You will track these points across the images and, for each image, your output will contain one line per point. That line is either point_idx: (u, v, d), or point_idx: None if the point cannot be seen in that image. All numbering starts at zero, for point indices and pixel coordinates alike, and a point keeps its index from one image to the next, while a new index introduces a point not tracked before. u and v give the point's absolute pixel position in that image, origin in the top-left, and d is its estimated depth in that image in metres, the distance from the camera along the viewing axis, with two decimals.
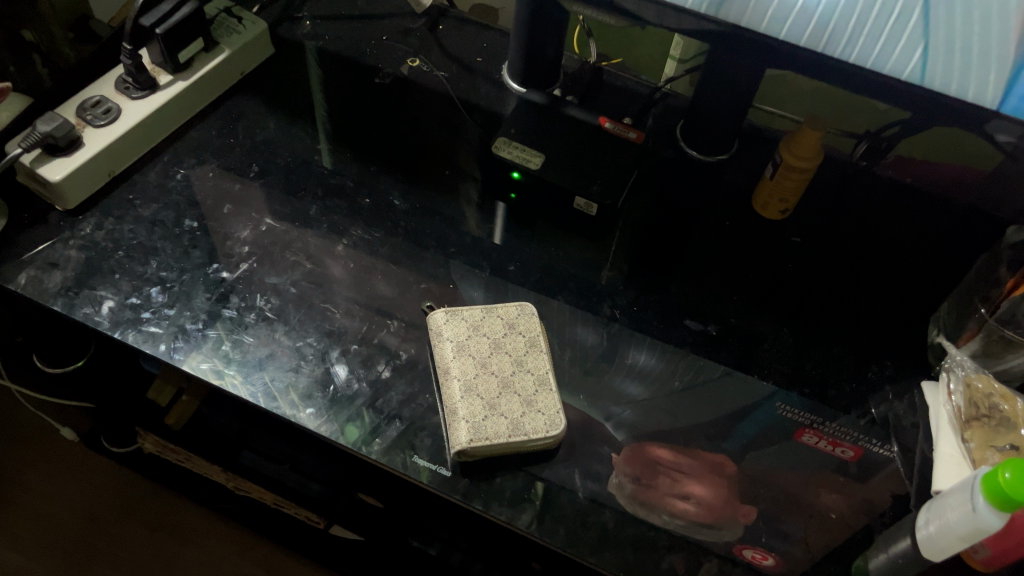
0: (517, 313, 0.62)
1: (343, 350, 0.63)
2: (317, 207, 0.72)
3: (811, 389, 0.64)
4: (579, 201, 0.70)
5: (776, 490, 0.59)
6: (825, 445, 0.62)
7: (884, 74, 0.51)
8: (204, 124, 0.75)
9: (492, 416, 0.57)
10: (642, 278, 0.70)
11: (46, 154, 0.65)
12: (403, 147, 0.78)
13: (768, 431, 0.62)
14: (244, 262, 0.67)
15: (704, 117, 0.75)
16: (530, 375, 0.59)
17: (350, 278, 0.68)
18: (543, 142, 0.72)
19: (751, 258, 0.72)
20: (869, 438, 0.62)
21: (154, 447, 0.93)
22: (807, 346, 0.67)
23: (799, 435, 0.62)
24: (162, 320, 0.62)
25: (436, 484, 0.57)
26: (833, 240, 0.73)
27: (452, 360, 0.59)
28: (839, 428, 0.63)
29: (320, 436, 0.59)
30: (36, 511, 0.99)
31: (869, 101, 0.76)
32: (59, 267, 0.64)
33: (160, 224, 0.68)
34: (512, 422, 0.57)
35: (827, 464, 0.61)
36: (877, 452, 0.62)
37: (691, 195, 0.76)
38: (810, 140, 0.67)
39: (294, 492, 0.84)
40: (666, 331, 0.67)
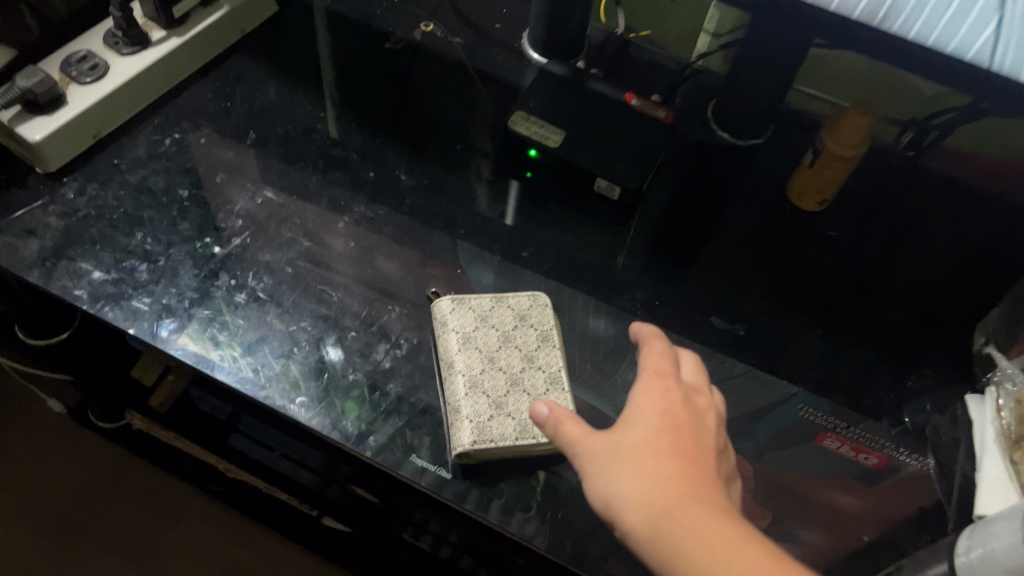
0: (529, 303, 0.57)
1: (340, 336, 0.58)
2: (318, 179, 0.67)
3: (847, 397, 0.59)
4: (600, 183, 0.64)
5: (805, 506, 0.54)
6: (848, 452, 0.57)
7: (948, 54, 0.46)
8: (199, 86, 0.70)
9: (497, 416, 0.52)
10: (663, 270, 0.65)
11: (26, 111, 0.60)
12: (412, 119, 0.73)
13: (794, 442, 0.57)
14: (237, 237, 0.62)
15: (739, 95, 0.69)
16: (541, 373, 0.54)
17: (350, 259, 0.63)
18: (564, 117, 0.66)
19: (783, 251, 0.66)
20: (896, 447, 0.57)
21: (142, 423, 0.89)
22: (842, 351, 0.61)
23: (821, 439, 0.58)
24: (146, 296, 0.58)
25: (434, 487, 0.53)
26: (873, 234, 0.68)
27: (456, 353, 0.54)
28: (866, 434, 0.58)
29: (310, 429, 0.54)
30: (20, 485, 0.96)
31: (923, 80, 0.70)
32: (37, 235, 0.59)
33: (147, 191, 0.63)
34: (519, 423, 0.52)
35: (849, 474, 0.56)
36: (908, 463, 0.56)
37: (719, 180, 0.71)
38: (857, 128, 0.61)
39: (284, 479, 0.80)
40: (690, 328, 0.61)
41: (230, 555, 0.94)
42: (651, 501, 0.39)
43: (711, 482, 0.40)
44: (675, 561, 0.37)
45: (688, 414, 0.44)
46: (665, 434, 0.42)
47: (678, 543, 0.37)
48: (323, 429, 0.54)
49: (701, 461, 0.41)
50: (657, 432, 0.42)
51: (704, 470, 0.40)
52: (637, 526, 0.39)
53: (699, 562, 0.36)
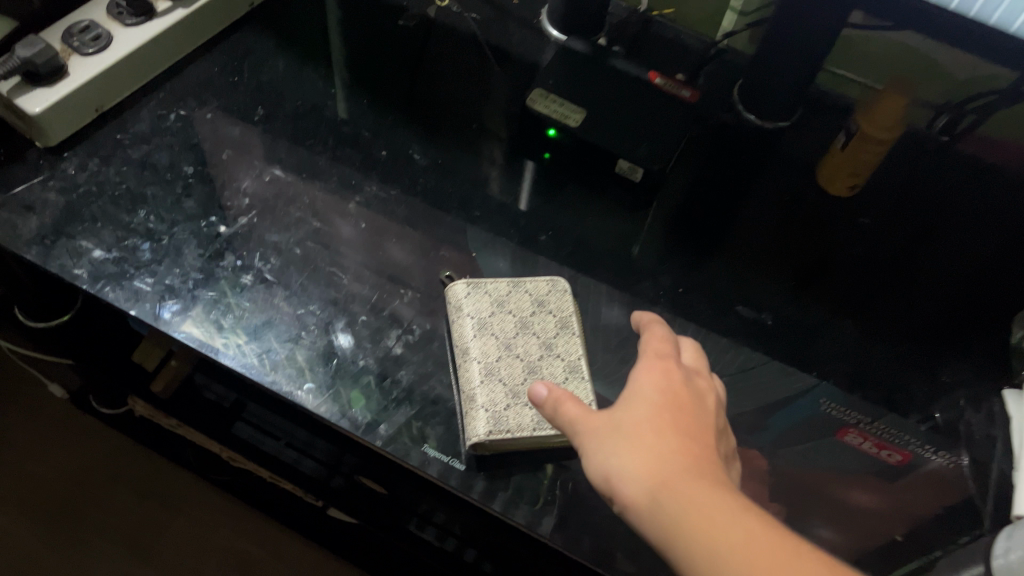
0: (548, 289, 0.55)
1: (350, 320, 0.56)
2: (328, 158, 0.64)
3: (879, 390, 0.56)
4: (623, 164, 0.62)
5: (827, 502, 0.51)
6: (870, 447, 0.54)
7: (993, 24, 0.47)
8: (206, 59, 0.68)
9: (515, 406, 0.49)
10: (687, 256, 0.62)
11: (25, 82, 0.57)
12: (426, 97, 0.70)
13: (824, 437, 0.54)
14: (244, 216, 0.59)
15: (768, 75, 0.66)
16: (560, 362, 0.52)
17: (361, 240, 0.60)
18: (586, 94, 0.64)
19: (811, 238, 0.64)
20: (922, 444, 0.54)
21: (145, 410, 0.87)
22: (874, 342, 0.59)
23: (843, 434, 0.55)
24: (148, 276, 0.55)
25: (447, 480, 0.50)
26: (905, 222, 0.65)
27: (472, 339, 0.52)
28: (891, 431, 0.55)
29: (318, 417, 0.52)
30: (19, 470, 0.94)
31: (965, 55, 0.68)
32: (36, 211, 0.57)
33: (150, 168, 0.61)
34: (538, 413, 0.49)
35: (870, 471, 0.53)
36: (934, 461, 0.54)
37: (745, 164, 0.68)
38: (890, 107, 0.60)
39: (288, 468, 0.78)
40: (715, 316, 0.59)
41: (232, 545, 0.92)
42: (651, 477, 0.38)
43: (712, 461, 0.39)
44: (675, 535, 0.36)
45: (689, 393, 0.43)
46: (666, 412, 0.41)
47: (679, 518, 0.36)
48: (331, 417, 0.51)
49: (701, 440, 0.40)
50: (658, 409, 0.41)
51: (704, 449, 0.39)
52: (637, 501, 0.38)
53: (699, 537, 0.35)
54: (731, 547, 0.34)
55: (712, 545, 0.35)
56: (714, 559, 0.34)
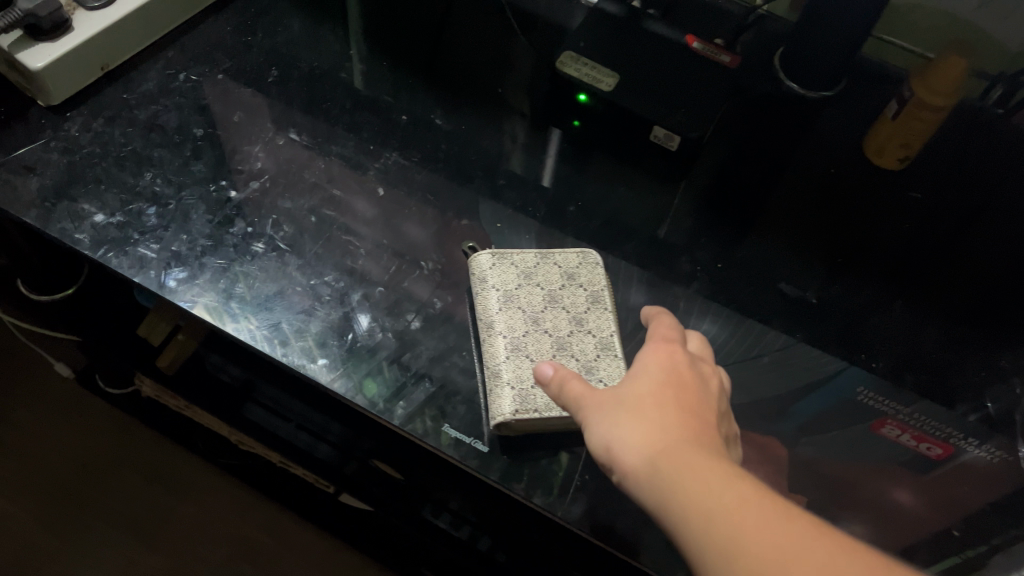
0: (578, 261, 0.51)
1: (367, 293, 0.52)
2: (344, 123, 0.61)
3: (934, 374, 0.53)
4: (657, 132, 0.58)
5: (860, 496, 0.47)
6: (909, 441, 0.50)
7: None
8: (217, 20, 0.65)
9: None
10: (725, 230, 0.59)
11: (27, 36, 0.54)
12: (448, 62, 0.67)
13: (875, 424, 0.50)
14: (255, 181, 0.56)
15: (811, 41, 0.63)
16: (591, 338, 0.48)
17: (378, 209, 0.57)
18: (617, 59, 0.60)
19: (854, 215, 0.60)
20: (963, 436, 0.50)
21: (152, 390, 0.84)
22: (927, 323, 0.55)
23: (878, 426, 0.50)
24: (154, 242, 0.52)
25: (470, 462, 0.47)
26: (957, 200, 0.61)
27: (496, 313, 0.48)
28: (928, 421, 0.51)
29: (331, 393, 0.49)
30: (22, 451, 0.91)
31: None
32: (36, 171, 0.53)
33: (157, 129, 0.57)
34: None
35: (906, 464, 0.49)
36: (978, 455, 0.49)
37: (785, 136, 0.64)
38: (952, 71, 0.56)
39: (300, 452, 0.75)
40: (756, 295, 0.55)
41: (241, 532, 0.89)
42: (650, 446, 0.36)
43: (714, 440, 0.37)
44: (669, 499, 0.34)
45: (694, 373, 0.40)
46: (669, 390, 0.39)
47: (674, 483, 0.34)
48: (345, 393, 0.48)
49: (705, 420, 0.38)
50: (661, 386, 0.39)
51: (707, 428, 0.37)
52: (635, 470, 0.36)
53: (692, 499, 0.33)
54: (723, 506, 0.32)
55: (704, 506, 0.32)
56: (707, 519, 0.32)
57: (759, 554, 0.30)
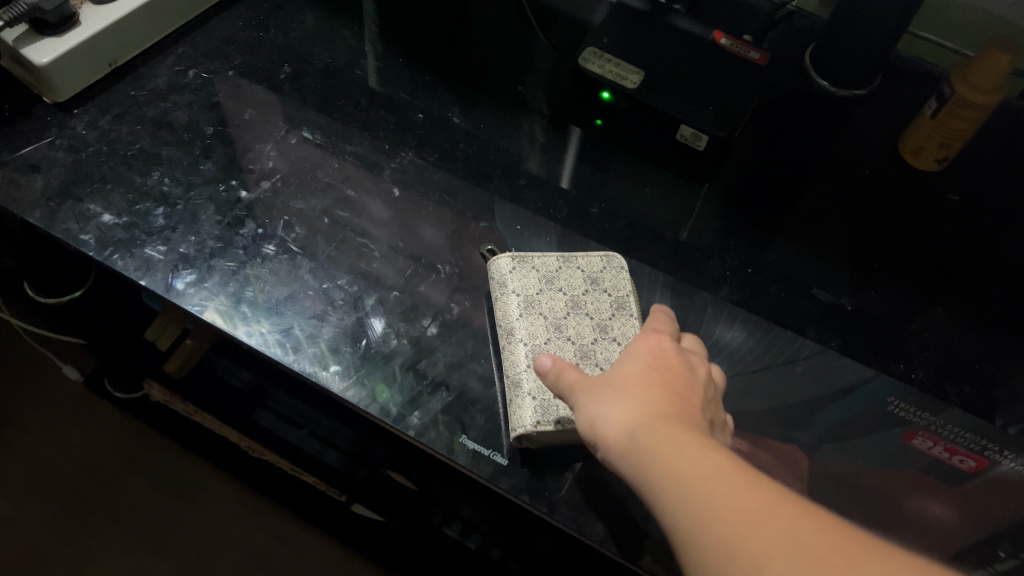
0: (602, 265, 0.49)
1: (382, 297, 0.50)
2: (359, 121, 0.59)
3: (974, 385, 0.50)
4: (684, 131, 0.56)
5: (896, 513, 0.45)
6: (941, 453, 0.47)
7: None
8: (230, 15, 0.63)
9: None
10: (754, 233, 0.56)
11: (33, 30, 0.52)
12: (466, 59, 0.65)
13: (910, 438, 0.48)
14: (266, 180, 0.54)
15: (844, 38, 0.60)
16: (616, 345, 0.46)
17: (393, 210, 0.55)
18: (642, 55, 0.58)
19: (885, 216, 0.57)
20: (997, 449, 0.47)
21: (161, 394, 0.82)
22: (967, 331, 0.52)
23: (909, 438, 0.48)
24: (161, 243, 0.50)
25: (488, 475, 0.45)
26: (995, 202, 0.58)
27: (517, 319, 0.46)
28: (960, 433, 0.48)
29: (344, 402, 0.47)
30: (29, 455, 0.89)
31: None
32: (41, 170, 0.52)
33: (166, 127, 0.56)
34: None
35: (940, 479, 0.46)
36: (1013, 469, 0.47)
37: (815, 135, 0.62)
38: (993, 69, 0.53)
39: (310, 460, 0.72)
40: (787, 302, 0.53)
41: (250, 540, 0.87)
42: (632, 421, 0.35)
43: (698, 419, 0.36)
44: (647, 470, 0.33)
45: (682, 358, 0.39)
46: (654, 371, 0.38)
47: (653, 454, 0.33)
48: (358, 402, 0.46)
49: (690, 401, 0.37)
50: (646, 369, 0.38)
51: (691, 408, 0.36)
52: (618, 446, 0.35)
53: (668, 467, 0.32)
54: (698, 472, 0.31)
55: (679, 473, 0.32)
56: (682, 486, 0.31)
57: (730, 517, 0.29)
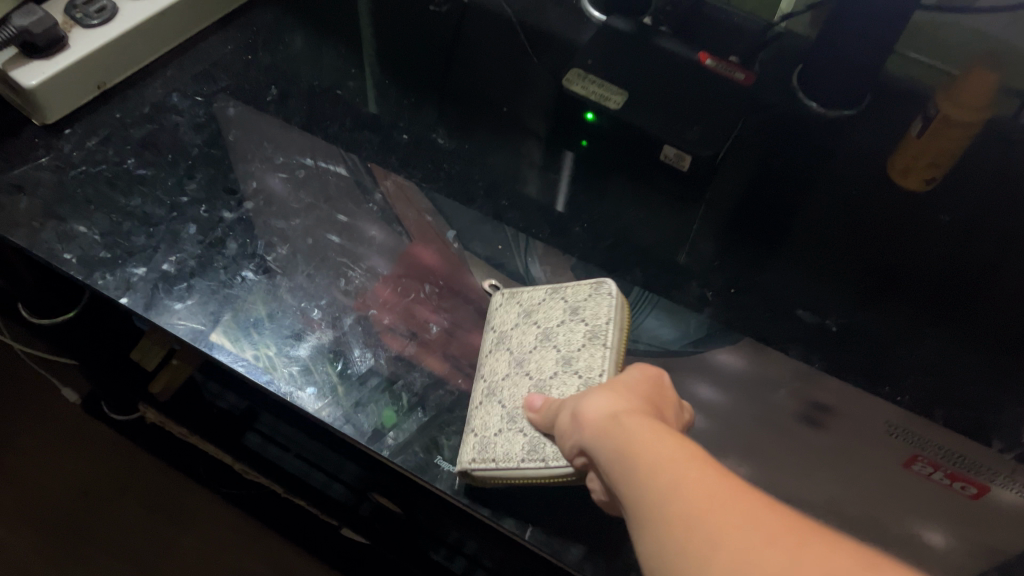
0: (586, 294, 0.47)
1: (362, 316, 0.50)
2: (344, 141, 0.59)
3: (965, 408, 0.49)
4: (668, 151, 0.56)
5: (884, 539, 0.44)
6: (941, 480, 0.46)
7: None
8: (220, 38, 0.64)
9: (506, 432, 0.42)
10: (741, 254, 0.56)
11: (22, 54, 0.53)
12: (453, 80, 0.65)
13: (908, 464, 0.47)
14: (249, 201, 0.55)
15: (831, 59, 0.60)
16: (574, 378, 0.43)
17: (381, 231, 0.54)
18: (626, 75, 0.58)
19: (883, 239, 0.56)
20: (1005, 477, 0.46)
21: (155, 416, 0.82)
22: (954, 355, 0.51)
23: (908, 464, 0.47)
24: (142, 262, 0.50)
25: (463, 498, 0.44)
26: (990, 225, 0.57)
27: (487, 355, 0.47)
28: (963, 459, 0.47)
29: (320, 423, 0.46)
30: (24, 479, 0.89)
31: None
32: (26, 190, 0.52)
33: (152, 149, 0.56)
34: (530, 443, 0.41)
35: (942, 506, 0.45)
36: (1015, 498, 0.45)
37: (804, 158, 0.61)
38: (978, 89, 0.54)
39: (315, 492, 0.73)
40: (772, 322, 0.52)
41: (245, 566, 0.87)
42: (615, 408, 0.35)
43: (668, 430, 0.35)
44: (620, 450, 0.32)
45: (669, 390, 0.39)
46: (642, 388, 0.37)
47: (626, 432, 0.32)
48: (333, 422, 0.45)
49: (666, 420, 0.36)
50: (636, 384, 0.38)
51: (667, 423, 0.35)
52: (595, 426, 0.35)
53: (636, 440, 0.31)
54: (662, 443, 0.30)
55: (644, 445, 0.31)
56: (645, 468, 0.30)
57: (679, 488, 0.27)
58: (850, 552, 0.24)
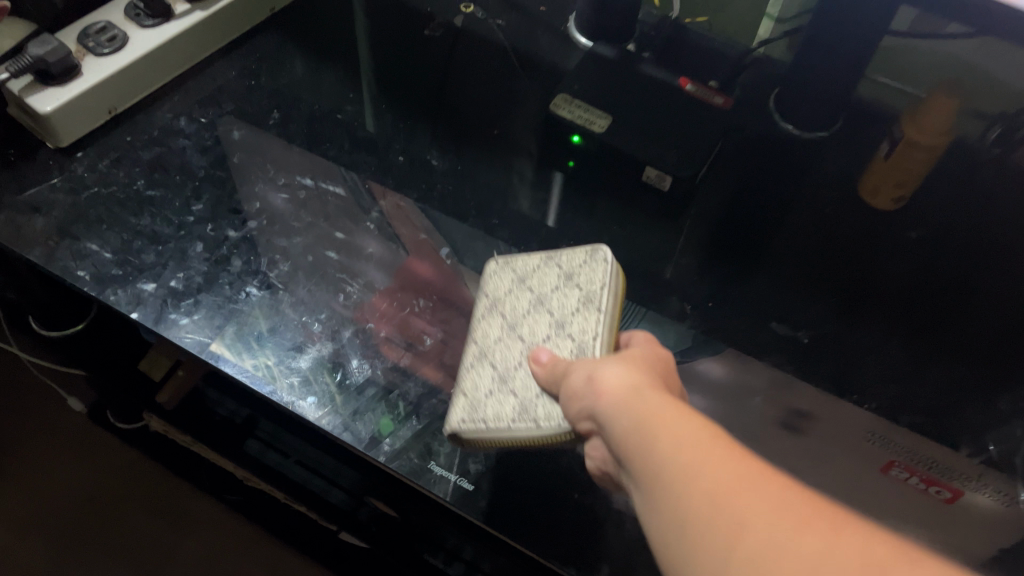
0: (580, 261, 0.48)
1: (359, 330, 0.53)
2: (343, 162, 0.62)
3: (927, 415, 0.52)
4: (649, 172, 0.59)
5: None
6: (918, 484, 0.48)
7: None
8: (225, 64, 0.67)
9: (496, 394, 0.44)
10: (719, 270, 0.59)
11: (38, 82, 0.56)
12: (447, 104, 0.68)
13: (885, 469, 0.49)
14: (253, 220, 0.57)
15: (805, 85, 0.63)
16: (568, 342, 0.43)
17: (380, 249, 0.57)
18: (611, 101, 0.61)
19: (856, 256, 0.60)
20: (977, 481, 0.48)
21: (160, 425, 0.85)
22: (917, 365, 0.54)
23: (886, 469, 0.49)
24: (152, 278, 0.53)
25: (454, 501, 0.47)
26: (958, 243, 0.60)
27: (480, 320, 0.48)
28: (937, 465, 0.49)
29: (320, 430, 0.49)
30: (32, 487, 0.92)
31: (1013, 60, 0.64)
32: (42, 211, 0.55)
33: (161, 170, 0.59)
34: (520, 404, 0.43)
35: (917, 510, 0.47)
36: (986, 501, 0.48)
37: (782, 178, 0.64)
38: (943, 111, 0.57)
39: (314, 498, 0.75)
40: (746, 335, 0.55)
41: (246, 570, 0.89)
42: (635, 381, 0.34)
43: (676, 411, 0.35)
44: (643, 424, 0.31)
45: (671, 371, 0.39)
46: (652, 367, 0.37)
47: (648, 406, 0.32)
48: (332, 430, 0.48)
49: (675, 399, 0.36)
50: (647, 363, 0.37)
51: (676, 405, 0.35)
52: (614, 395, 0.34)
53: (660, 417, 0.31)
54: (690, 424, 0.30)
55: (669, 423, 0.30)
56: (673, 445, 0.29)
57: (716, 477, 0.27)
58: (881, 544, 0.25)
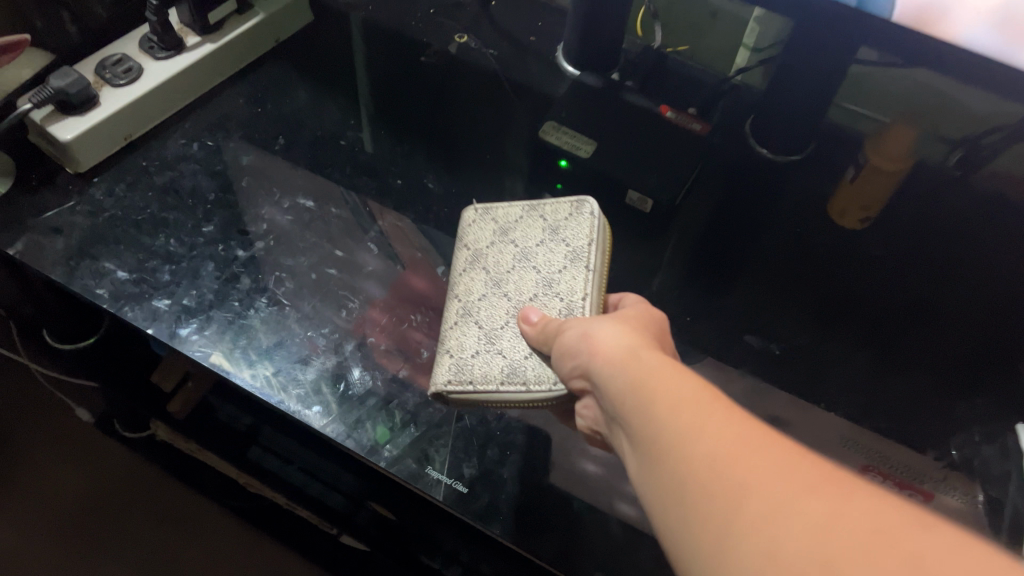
0: (563, 216, 0.53)
1: (361, 344, 0.57)
2: (345, 185, 0.66)
3: (889, 419, 0.55)
4: (632, 195, 0.62)
5: None
6: (892, 486, 0.51)
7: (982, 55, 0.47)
8: (232, 92, 0.71)
9: (483, 354, 0.48)
10: (698, 285, 0.63)
11: (58, 111, 0.60)
12: (442, 129, 0.72)
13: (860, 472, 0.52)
14: (260, 241, 0.61)
15: (778, 112, 0.68)
16: (557, 300, 0.48)
17: (379, 267, 0.61)
18: (596, 128, 0.65)
19: (828, 272, 0.64)
20: (944, 484, 0.52)
21: (167, 435, 0.89)
22: (882, 373, 0.58)
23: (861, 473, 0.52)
24: (167, 296, 0.57)
25: (449, 502, 0.51)
26: (922, 260, 0.64)
27: (464, 275, 0.53)
28: (908, 470, 0.52)
29: (324, 437, 0.53)
30: (41, 495, 0.95)
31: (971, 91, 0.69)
32: (62, 233, 0.59)
33: (173, 194, 0.63)
34: (508, 365, 0.47)
35: None
36: (954, 503, 0.50)
37: (757, 200, 0.68)
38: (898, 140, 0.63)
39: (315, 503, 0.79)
40: (722, 347, 0.59)
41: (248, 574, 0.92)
42: (633, 346, 0.36)
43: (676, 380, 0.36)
44: (644, 390, 0.33)
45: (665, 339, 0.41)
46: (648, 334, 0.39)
47: (646, 368, 0.34)
48: (336, 437, 0.52)
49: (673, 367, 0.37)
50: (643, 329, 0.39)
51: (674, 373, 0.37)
52: (611, 357, 0.36)
53: (659, 382, 0.32)
54: (688, 387, 0.31)
55: (668, 388, 0.32)
56: (672, 406, 0.31)
57: (715, 438, 0.28)
58: (873, 495, 0.25)
